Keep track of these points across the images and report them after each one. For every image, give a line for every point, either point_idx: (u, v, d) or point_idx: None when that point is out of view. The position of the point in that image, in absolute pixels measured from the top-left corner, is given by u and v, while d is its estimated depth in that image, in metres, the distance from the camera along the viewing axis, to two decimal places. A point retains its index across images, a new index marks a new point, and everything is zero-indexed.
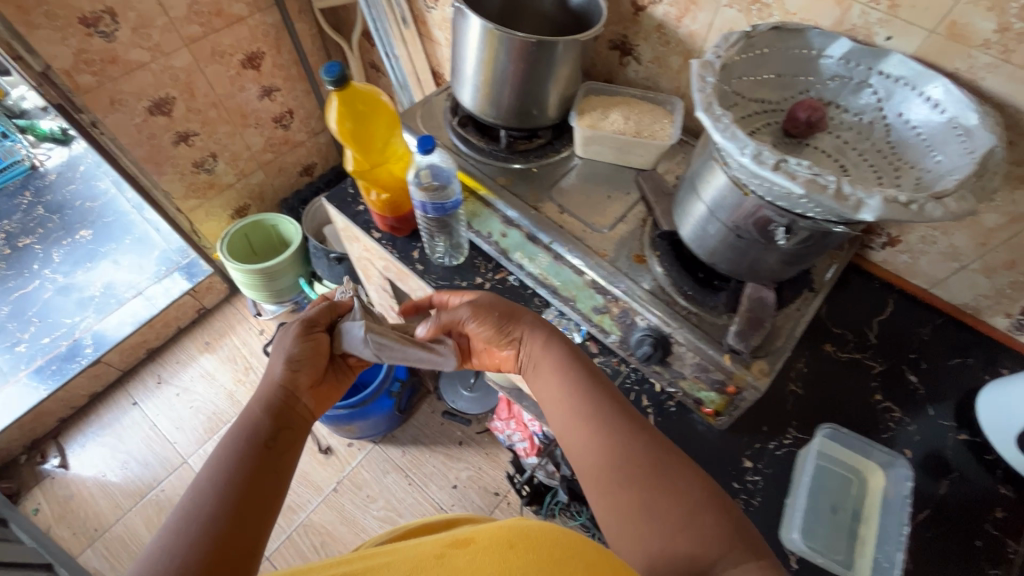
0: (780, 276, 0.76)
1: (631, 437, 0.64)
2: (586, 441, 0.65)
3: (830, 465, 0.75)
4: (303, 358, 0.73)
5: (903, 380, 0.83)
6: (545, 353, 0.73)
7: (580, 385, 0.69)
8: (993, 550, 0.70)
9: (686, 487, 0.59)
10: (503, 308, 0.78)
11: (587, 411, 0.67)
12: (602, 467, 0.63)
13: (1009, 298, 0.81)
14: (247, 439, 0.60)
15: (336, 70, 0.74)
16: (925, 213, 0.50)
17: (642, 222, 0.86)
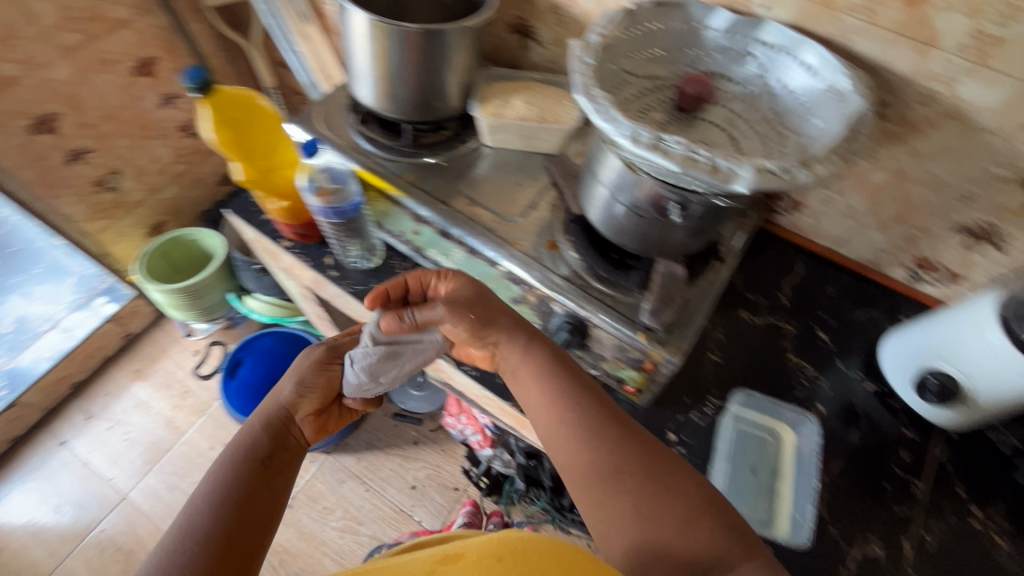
0: (688, 250, 0.77)
1: (621, 439, 0.63)
2: (574, 449, 0.63)
3: (746, 429, 0.78)
4: (313, 384, 0.74)
5: (814, 338, 0.86)
6: (526, 361, 0.69)
7: (571, 391, 0.66)
8: (899, 489, 0.74)
9: (679, 489, 0.59)
10: (484, 312, 0.70)
11: (573, 412, 0.65)
12: (593, 474, 0.61)
13: (903, 250, 0.85)
14: (250, 456, 0.63)
15: (196, 75, 0.74)
16: (796, 180, 0.52)
17: (554, 208, 0.85)
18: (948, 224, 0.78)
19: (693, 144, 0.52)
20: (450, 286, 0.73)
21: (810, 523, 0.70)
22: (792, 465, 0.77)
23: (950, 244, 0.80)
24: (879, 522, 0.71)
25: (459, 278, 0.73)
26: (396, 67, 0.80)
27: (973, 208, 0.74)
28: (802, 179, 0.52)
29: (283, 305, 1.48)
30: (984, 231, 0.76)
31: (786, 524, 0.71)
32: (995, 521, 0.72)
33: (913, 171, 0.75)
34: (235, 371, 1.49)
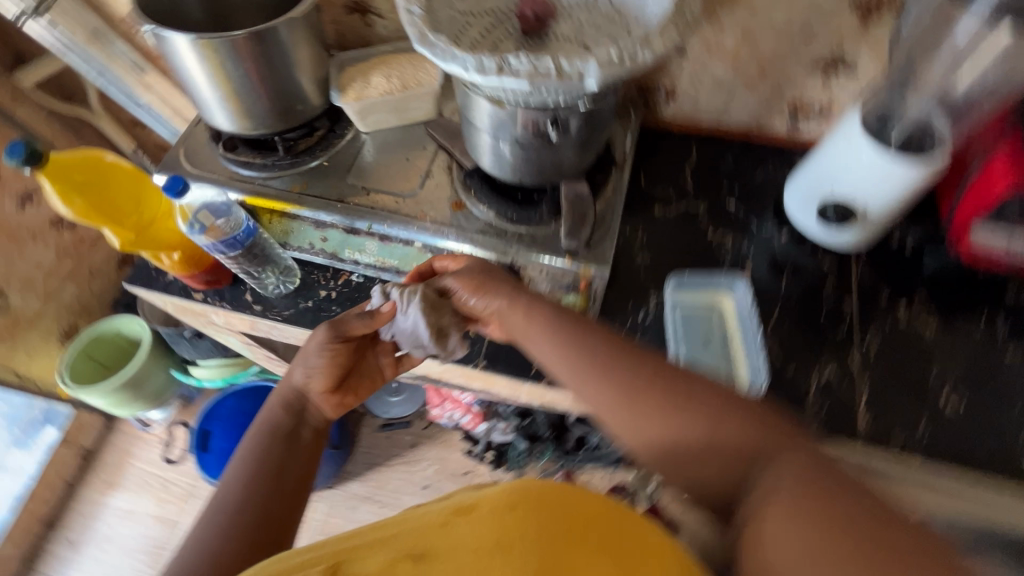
0: (583, 165, 0.79)
1: (638, 363, 0.56)
2: (594, 393, 0.57)
3: (692, 304, 0.82)
4: (328, 363, 0.68)
5: (725, 209, 0.91)
6: (529, 316, 0.64)
7: (581, 336, 0.61)
8: (834, 314, 0.80)
9: (702, 400, 0.52)
10: (486, 280, 0.68)
11: (584, 348, 0.59)
12: (620, 406, 0.55)
13: (775, 103, 0.90)
14: (273, 439, 0.63)
15: (21, 148, 0.63)
16: (640, 60, 0.54)
17: (449, 170, 0.85)
18: (803, 64, 0.83)
19: (536, 56, 0.53)
20: (460, 263, 0.72)
21: (764, 368, 0.75)
22: (738, 321, 0.81)
23: (812, 82, 0.85)
24: (826, 348, 0.77)
25: (471, 257, 0.73)
26: (240, 80, 0.77)
27: (818, 42, 0.80)
28: (645, 57, 0.54)
29: (232, 362, 1.43)
30: (834, 60, 0.81)
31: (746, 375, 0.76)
32: (917, 312, 0.80)
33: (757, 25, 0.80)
34: (207, 444, 1.43)
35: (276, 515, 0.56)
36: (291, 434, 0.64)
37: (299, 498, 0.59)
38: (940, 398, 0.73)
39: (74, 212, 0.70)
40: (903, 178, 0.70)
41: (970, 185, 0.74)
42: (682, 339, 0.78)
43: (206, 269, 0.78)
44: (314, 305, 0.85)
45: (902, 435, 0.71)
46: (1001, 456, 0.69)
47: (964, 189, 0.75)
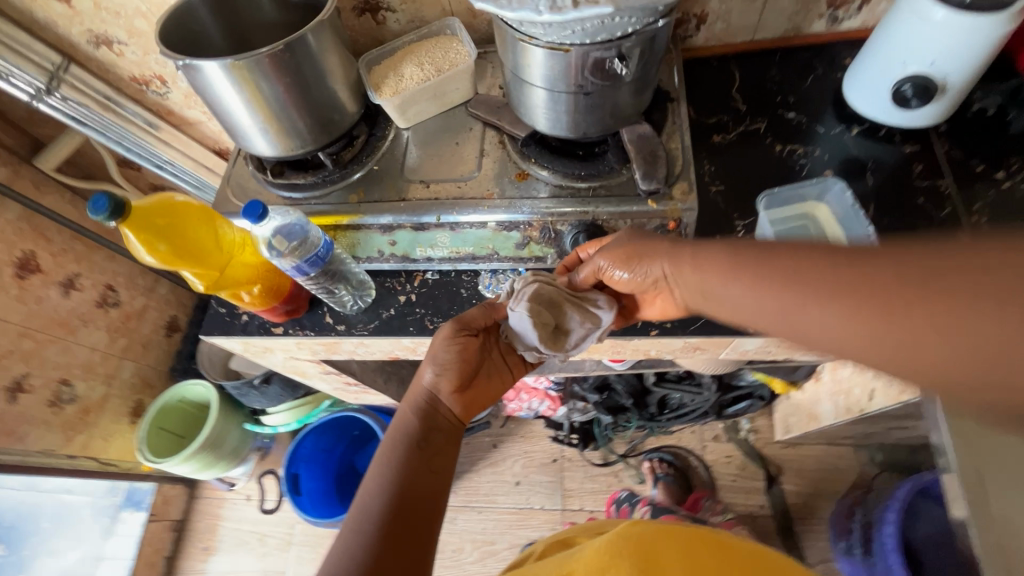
0: (641, 105, 0.76)
1: (868, 264, 0.39)
2: (840, 331, 0.40)
3: (796, 213, 0.78)
4: (451, 361, 0.71)
5: (785, 121, 0.87)
6: (695, 258, 0.55)
7: (776, 267, 0.45)
8: (933, 197, 0.77)
9: (988, 295, 0.33)
10: (640, 249, 0.63)
11: (780, 278, 0.45)
12: (894, 347, 0.38)
13: (813, 2, 0.87)
14: (408, 444, 0.67)
15: (104, 202, 0.60)
16: None
17: (501, 145, 0.82)
18: None
19: None
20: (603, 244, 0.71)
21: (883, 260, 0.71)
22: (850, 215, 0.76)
23: None
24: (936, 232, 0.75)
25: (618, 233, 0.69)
26: (279, 101, 0.75)
27: None
28: None
29: (303, 403, 1.42)
30: None
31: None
32: (1015, 171, 0.77)
33: None
34: (299, 487, 1.42)
35: (415, 517, 0.62)
36: (425, 441, 0.68)
37: (433, 500, 0.65)
38: None
39: (157, 259, 0.67)
40: (990, 33, 0.66)
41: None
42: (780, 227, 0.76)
43: (284, 299, 0.80)
44: (397, 312, 0.84)
45: None
46: None
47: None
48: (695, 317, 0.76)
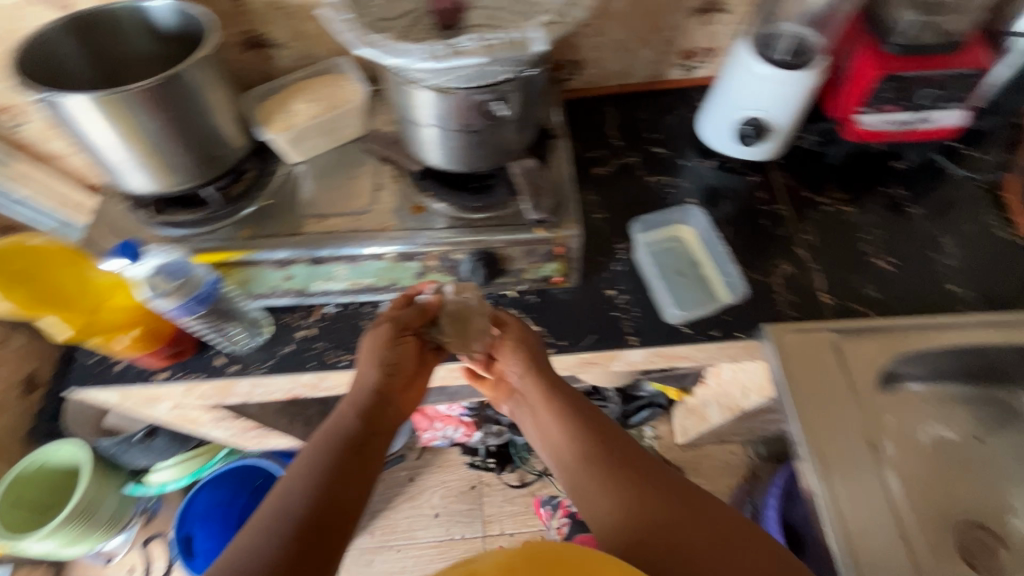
0: (525, 142, 0.83)
1: (640, 455, 0.67)
2: (607, 510, 0.63)
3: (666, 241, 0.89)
4: (389, 360, 0.73)
5: (654, 155, 0.99)
6: (542, 398, 0.74)
7: (603, 449, 0.68)
8: (773, 219, 0.91)
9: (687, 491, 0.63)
10: (535, 355, 0.76)
11: (587, 428, 0.70)
12: (631, 533, 0.61)
13: (669, 53, 1.00)
14: (344, 444, 0.66)
15: None
16: (573, 20, 0.57)
17: (397, 178, 0.85)
18: (686, 12, 0.92)
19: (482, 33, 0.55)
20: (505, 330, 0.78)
21: (739, 279, 0.84)
22: (711, 237, 0.88)
23: (695, 28, 0.95)
24: (779, 249, 0.88)
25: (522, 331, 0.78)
26: (154, 136, 0.71)
27: None
28: (579, 16, 0.57)
29: (193, 455, 1.31)
30: (711, 3, 0.91)
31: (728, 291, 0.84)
32: (834, 197, 0.93)
33: None
34: (192, 548, 1.30)
35: (337, 515, 0.60)
36: (364, 443, 0.67)
37: (359, 497, 0.63)
38: (875, 262, 0.86)
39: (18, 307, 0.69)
40: (799, 84, 0.81)
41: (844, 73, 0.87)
42: (659, 284, 0.84)
43: (167, 342, 0.75)
44: (296, 348, 0.82)
45: (861, 301, 0.82)
46: (932, 291, 0.83)
47: (839, 79, 0.88)
48: (587, 333, 0.82)
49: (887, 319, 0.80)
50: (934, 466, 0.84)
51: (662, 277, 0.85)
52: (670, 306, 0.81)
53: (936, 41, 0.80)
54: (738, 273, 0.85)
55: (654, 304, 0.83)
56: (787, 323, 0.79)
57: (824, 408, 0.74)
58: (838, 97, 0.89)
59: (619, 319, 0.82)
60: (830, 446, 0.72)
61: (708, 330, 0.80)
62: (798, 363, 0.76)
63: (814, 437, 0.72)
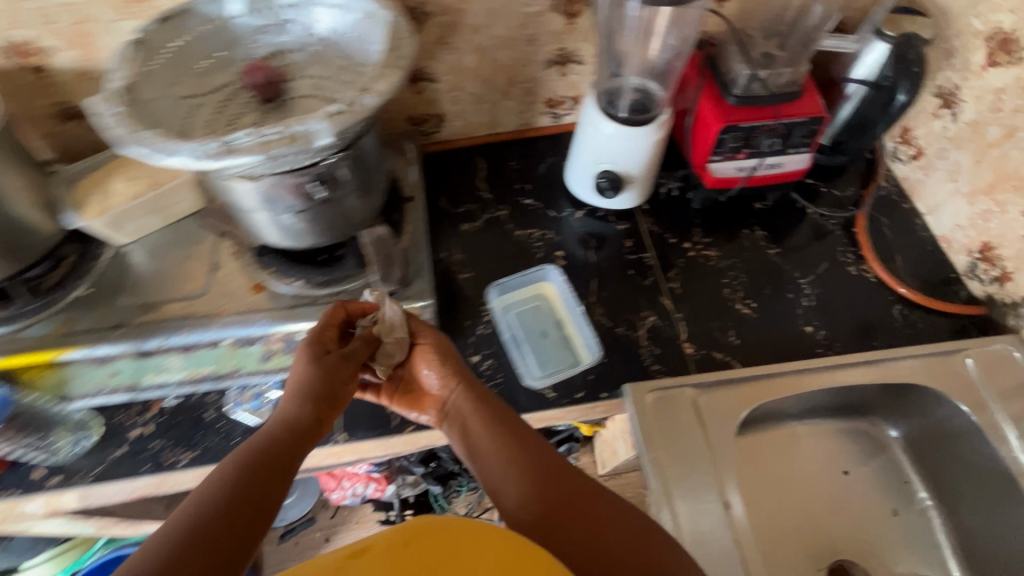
0: (372, 210, 0.80)
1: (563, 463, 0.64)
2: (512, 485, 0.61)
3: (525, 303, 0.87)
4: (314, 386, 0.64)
5: (523, 207, 0.97)
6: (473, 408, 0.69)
7: (516, 429, 0.66)
8: (639, 267, 0.91)
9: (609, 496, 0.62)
10: (450, 362, 0.71)
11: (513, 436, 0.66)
12: (540, 509, 0.59)
13: (532, 103, 0.99)
14: (247, 470, 0.55)
15: None
16: (365, 106, 0.54)
17: (237, 254, 0.79)
18: (539, 65, 0.91)
19: (263, 128, 0.51)
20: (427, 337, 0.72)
21: (594, 338, 0.83)
22: (569, 297, 0.87)
23: (553, 79, 0.95)
24: (644, 299, 0.88)
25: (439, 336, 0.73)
26: None
27: (543, 44, 0.88)
28: (370, 103, 0.54)
29: (66, 545, 1.20)
30: (563, 56, 0.90)
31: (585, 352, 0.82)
32: (698, 242, 0.94)
33: (485, 41, 0.85)
34: None
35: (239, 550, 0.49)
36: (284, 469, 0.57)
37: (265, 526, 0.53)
38: (736, 307, 0.87)
39: None
40: (645, 140, 0.80)
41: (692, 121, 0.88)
42: (518, 351, 0.82)
43: None
44: (129, 450, 0.74)
45: (722, 349, 0.83)
46: (789, 334, 0.85)
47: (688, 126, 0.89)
48: None
49: (745, 369, 0.80)
50: (805, 506, 0.85)
51: (524, 342, 0.83)
52: (525, 372, 0.80)
53: (773, 92, 0.82)
54: (594, 333, 0.83)
55: (515, 373, 0.80)
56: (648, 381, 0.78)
57: (685, 469, 0.73)
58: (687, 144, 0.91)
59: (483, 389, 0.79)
60: (679, 487, 0.72)
61: (573, 393, 0.78)
62: (659, 425, 0.74)
63: (664, 486, 0.72)
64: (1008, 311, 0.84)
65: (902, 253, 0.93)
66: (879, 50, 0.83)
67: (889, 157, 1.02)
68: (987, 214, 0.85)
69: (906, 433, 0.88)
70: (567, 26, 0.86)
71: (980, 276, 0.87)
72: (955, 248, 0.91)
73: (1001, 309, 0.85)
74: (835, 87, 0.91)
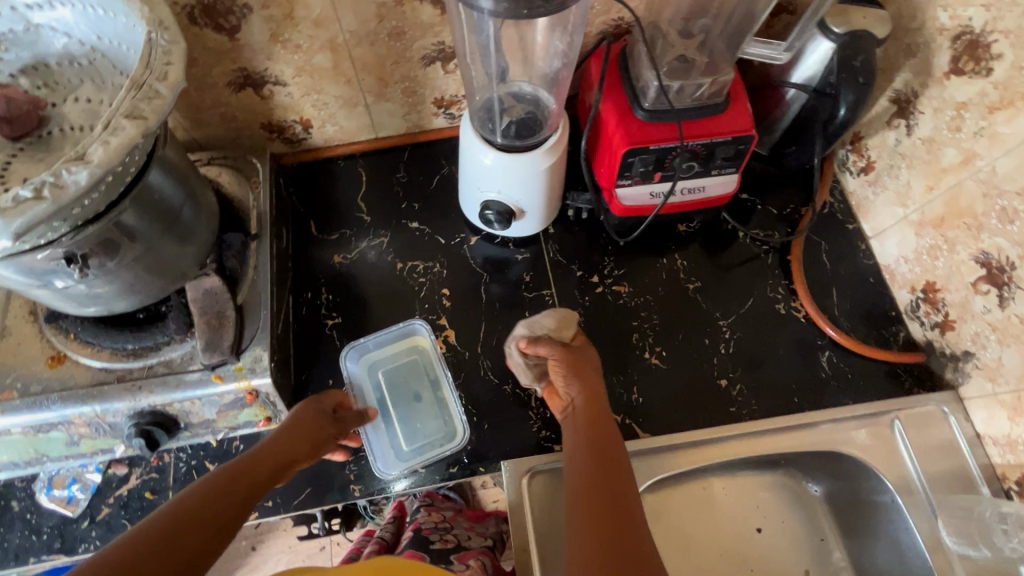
0: (196, 258, 0.65)
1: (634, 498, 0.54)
2: (585, 460, 0.58)
3: (383, 370, 0.76)
4: (302, 438, 0.61)
5: (409, 231, 0.83)
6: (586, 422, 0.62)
7: (608, 447, 0.59)
8: (538, 307, 0.79)
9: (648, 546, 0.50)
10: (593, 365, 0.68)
11: (602, 453, 0.59)
12: (598, 487, 0.55)
13: (418, 104, 0.81)
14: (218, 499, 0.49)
15: None
16: (70, 185, 0.39)
17: (33, 316, 0.65)
18: (414, 62, 0.74)
19: None
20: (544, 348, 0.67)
21: (464, 415, 0.71)
22: (434, 357, 0.76)
23: (438, 77, 0.77)
24: None
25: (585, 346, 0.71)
26: None
27: (413, 38, 0.70)
28: (79, 181, 0.40)
29: None
30: (443, 51, 0.73)
31: (454, 426, 0.72)
32: (608, 276, 0.81)
33: (336, 37, 0.68)
34: None
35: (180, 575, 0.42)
36: (240, 508, 0.50)
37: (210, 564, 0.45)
38: (644, 357, 0.76)
39: None
40: (530, 172, 0.65)
41: (594, 136, 0.73)
42: (379, 431, 0.72)
43: None
44: None
45: (620, 411, 0.73)
46: (699, 391, 0.75)
47: (591, 142, 0.74)
48: (300, 489, 0.68)
49: (645, 438, 0.71)
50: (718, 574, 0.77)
51: (389, 419, 0.73)
52: (385, 457, 0.70)
53: (688, 106, 0.67)
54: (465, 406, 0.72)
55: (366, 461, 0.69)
56: (527, 455, 0.69)
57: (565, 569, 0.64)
58: (592, 163, 0.77)
59: (345, 466, 0.69)
60: None
61: (445, 469, 0.69)
62: (537, 515, 0.66)
63: None
64: (947, 363, 0.74)
65: (839, 286, 0.82)
66: (822, 49, 0.67)
67: (839, 165, 0.87)
68: (934, 250, 0.73)
69: (828, 490, 0.79)
70: (440, 17, 0.68)
71: (922, 318, 0.76)
72: (898, 282, 0.80)
73: (941, 359, 0.75)
74: (773, 90, 0.75)
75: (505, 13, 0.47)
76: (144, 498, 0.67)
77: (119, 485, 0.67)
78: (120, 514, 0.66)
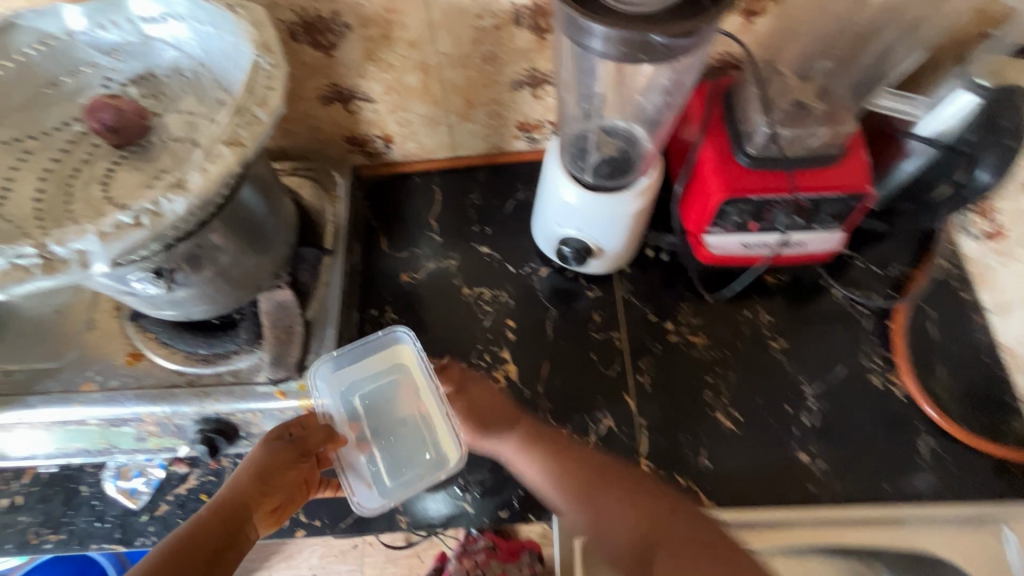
0: (272, 271, 0.64)
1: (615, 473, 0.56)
2: (554, 482, 0.56)
3: (368, 391, 0.65)
4: (256, 483, 0.53)
5: (478, 255, 0.81)
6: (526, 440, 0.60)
7: (557, 453, 0.58)
8: (605, 350, 0.75)
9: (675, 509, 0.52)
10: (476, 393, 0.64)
11: (556, 460, 0.57)
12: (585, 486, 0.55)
13: (502, 126, 0.79)
14: None
15: None
16: (167, 214, 0.39)
17: (118, 311, 0.68)
18: (505, 86, 0.72)
19: (6, 248, 0.38)
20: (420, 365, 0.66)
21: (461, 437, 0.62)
22: (426, 374, 0.64)
23: (526, 102, 0.74)
24: (602, 395, 0.72)
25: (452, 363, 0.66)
26: None
27: (507, 63, 0.68)
28: (177, 210, 0.40)
29: None
30: (535, 76, 0.70)
31: (455, 452, 0.62)
32: (685, 324, 0.76)
33: (430, 59, 0.67)
34: None
35: None
36: None
37: None
38: (716, 418, 0.71)
39: None
40: (618, 213, 0.62)
41: (688, 177, 0.68)
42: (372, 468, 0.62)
43: None
44: None
45: (686, 474, 0.68)
46: (776, 465, 0.68)
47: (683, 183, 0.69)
48: (348, 511, 0.68)
49: (710, 509, 0.66)
50: None
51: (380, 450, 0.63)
52: (379, 494, 0.61)
53: (799, 156, 0.61)
54: None
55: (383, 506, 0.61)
56: None
57: None
58: (679, 205, 0.71)
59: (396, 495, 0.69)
60: None
61: (495, 511, 0.67)
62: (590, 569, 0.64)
63: None
64: None
65: (948, 363, 0.73)
66: (964, 101, 0.60)
67: (956, 226, 0.78)
68: None
69: None
70: (537, 43, 0.66)
71: None
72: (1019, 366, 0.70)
73: None
74: (891, 139, 0.67)
75: (619, 57, 0.44)
76: (200, 501, 0.68)
77: (178, 484, 0.69)
78: (177, 513, 0.67)
